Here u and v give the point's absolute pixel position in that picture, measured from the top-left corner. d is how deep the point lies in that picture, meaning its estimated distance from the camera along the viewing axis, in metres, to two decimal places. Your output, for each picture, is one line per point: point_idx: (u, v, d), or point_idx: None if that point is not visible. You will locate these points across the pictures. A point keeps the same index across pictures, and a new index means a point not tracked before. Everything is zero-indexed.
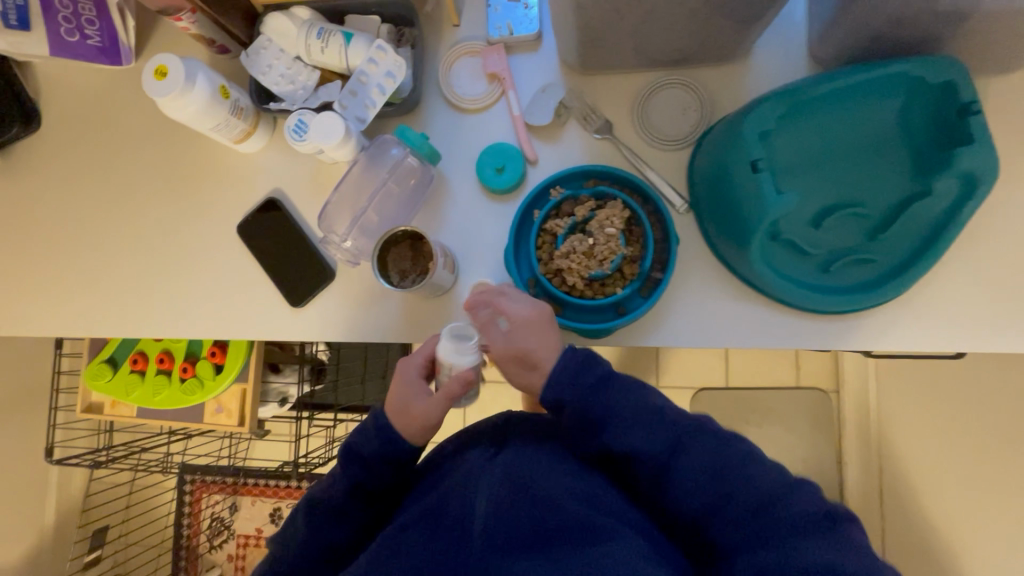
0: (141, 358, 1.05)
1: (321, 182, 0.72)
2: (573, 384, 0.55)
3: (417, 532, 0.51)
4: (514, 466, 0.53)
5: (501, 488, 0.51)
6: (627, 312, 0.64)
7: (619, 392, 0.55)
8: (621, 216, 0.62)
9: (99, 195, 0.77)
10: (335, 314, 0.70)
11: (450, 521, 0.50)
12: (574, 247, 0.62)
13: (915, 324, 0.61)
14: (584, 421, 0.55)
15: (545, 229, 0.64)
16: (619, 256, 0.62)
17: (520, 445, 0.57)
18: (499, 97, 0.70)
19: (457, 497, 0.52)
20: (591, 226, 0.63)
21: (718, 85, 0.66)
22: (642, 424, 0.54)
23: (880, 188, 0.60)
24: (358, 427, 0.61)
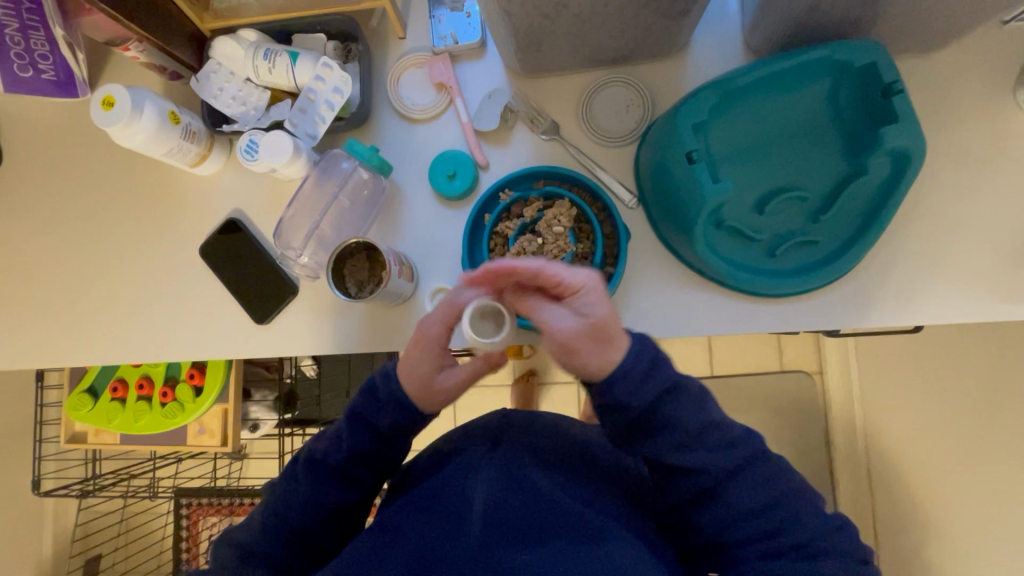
0: (121, 385, 1.05)
1: (279, 200, 0.73)
2: (636, 390, 0.50)
3: (413, 518, 0.52)
4: (512, 459, 0.55)
5: (500, 482, 0.53)
6: None
7: (690, 407, 0.51)
8: (568, 214, 0.64)
9: (64, 227, 0.78)
10: (301, 328, 0.71)
11: (448, 507, 0.52)
12: (524, 248, 0.64)
13: (865, 301, 0.62)
14: (644, 427, 0.51)
15: (497, 232, 0.66)
16: (569, 253, 0.63)
17: (518, 440, 0.59)
18: (448, 106, 0.71)
19: (455, 486, 0.53)
20: (539, 226, 0.65)
21: (658, 80, 0.68)
22: (707, 450, 0.52)
23: (818, 171, 0.61)
24: (367, 392, 0.59)
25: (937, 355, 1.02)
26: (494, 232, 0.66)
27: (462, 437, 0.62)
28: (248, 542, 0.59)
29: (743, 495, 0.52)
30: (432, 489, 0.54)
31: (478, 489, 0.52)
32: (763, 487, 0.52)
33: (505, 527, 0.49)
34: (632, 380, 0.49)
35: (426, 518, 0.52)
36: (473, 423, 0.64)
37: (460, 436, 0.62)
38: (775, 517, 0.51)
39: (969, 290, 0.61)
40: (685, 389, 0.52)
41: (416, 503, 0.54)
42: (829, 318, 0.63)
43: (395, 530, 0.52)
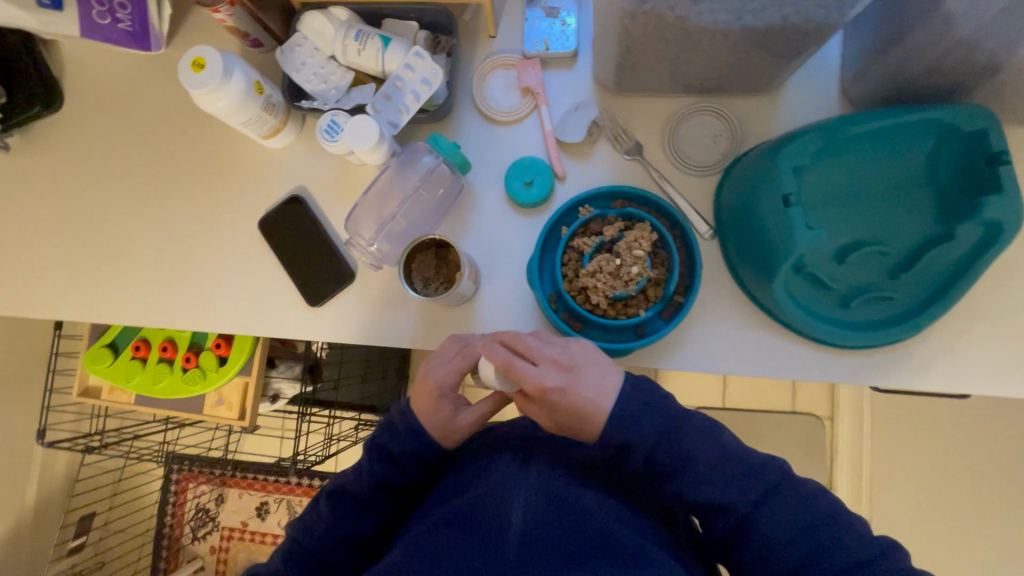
0: (143, 345, 1.03)
1: (346, 184, 0.72)
2: (634, 425, 0.52)
3: (446, 535, 0.49)
4: (549, 474, 0.52)
5: (538, 497, 0.49)
6: (647, 334, 0.64)
7: (696, 435, 0.52)
8: (649, 239, 0.63)
9: (120, 180, 0.76)
10: (351, 317, 0.70)
11: (485, 527, 0.48)
12: (600, 266, 0.63)
13: (928, 364, 0.62)
14: (656, 465, 0.53)
15: (571, 246, 0.65)
16: (644, 279, 0.63)
17: (550, 449, 0.56)
18: (532, 112, 0.70)
19: (492, 504, 0.49)
20: (618, 247, 0.64)
21: (749, 115, 0.67)
22: (727, 482, 0.51)
23: (903, 228, 0.61)
24: (386, 423, 0.62)
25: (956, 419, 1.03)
26: (569, 245, 0.65)
27: (491, 440, 0.61)
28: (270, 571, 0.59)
29: (776, 526, 0.49)
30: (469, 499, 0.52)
31: (519, 506, 0.49)
32: (809, 519, 0.49)
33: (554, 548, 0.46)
34: (635, 406, 0.52)
35: (465, 536, 0.48)
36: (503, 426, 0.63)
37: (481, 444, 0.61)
38: (816, 546, 0.48)
39: None
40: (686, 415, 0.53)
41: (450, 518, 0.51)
42: (887, 371, 0.63)
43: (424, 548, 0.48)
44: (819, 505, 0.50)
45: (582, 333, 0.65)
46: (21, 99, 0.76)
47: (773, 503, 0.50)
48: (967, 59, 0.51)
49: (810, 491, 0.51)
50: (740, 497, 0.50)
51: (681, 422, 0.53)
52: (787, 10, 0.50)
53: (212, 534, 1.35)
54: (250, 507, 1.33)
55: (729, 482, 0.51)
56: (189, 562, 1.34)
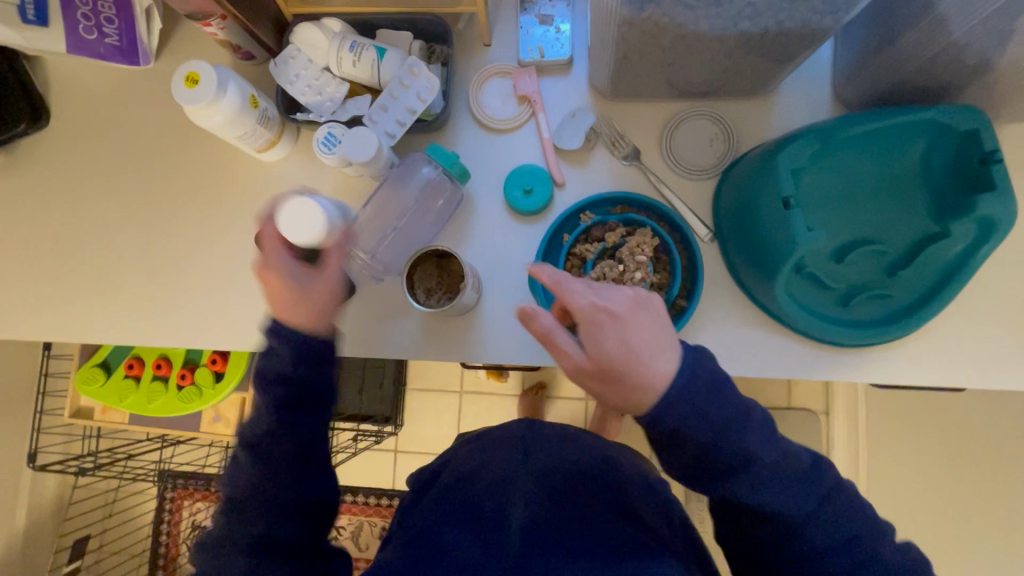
0: (136, 363, 1.01)
1: (344, 197, 0.71)
2: (696, 420, 0.46)
3: (456, 532, 0.55)
4: (546, 475, 0.60)
5: (536, 496, 0.57)
6: None
7: (756, 435, 0.48)
8: (651, 244, 0.63)
9: (113, 196, 0.74)
10: (353, 330, 0.69)
11: (486, 517, 0.56)
12: (604, 273, 0.63)
13: (928, 359, 0.63)
14: (715, 468, 0.49)
15: (574, 253, 0.65)
16: (648, 283, 0.63)
17: (546, 453, 0.63)
18: (528, 119, 0.70)
19: (492, 498, 0.57)
20: (621, 253, 0.64)
21: (744, 118, 0.68)
22: (783, 488, 0.49)
23: (899, 226, 0.62)
24: (267, 351, 0.56)
25: (948, 407, 1.05)
26: (572, 252, 0.66)
27: (483, 445, 0.66)
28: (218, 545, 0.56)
29: (824, 532, 0.49)
30: (469, 496, 0.58)
31: (518, 507, 0.56)
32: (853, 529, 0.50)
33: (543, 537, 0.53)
34: (691, 399, 0.46)
35: (469, 529, 0.54)
36: (500, 428, 0.69)
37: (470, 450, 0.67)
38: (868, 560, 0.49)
39: None
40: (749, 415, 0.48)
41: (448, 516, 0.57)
42: (889, 367, 0.64)
43: (438, 543, 0.54)
44: (863, 514, 0.51)
45: None
46: (7, 117, 0.74)
47: (823, 518, 0.50)
48: (957, 61, 0.53)
49: (844, 500, 0.51)
50: (795, 503, 0.49)
51: (746, 424, 0.48)
52: (781, 16, 0.51)
53: None
54: None
55: (788, 487, 0.49)
56: None
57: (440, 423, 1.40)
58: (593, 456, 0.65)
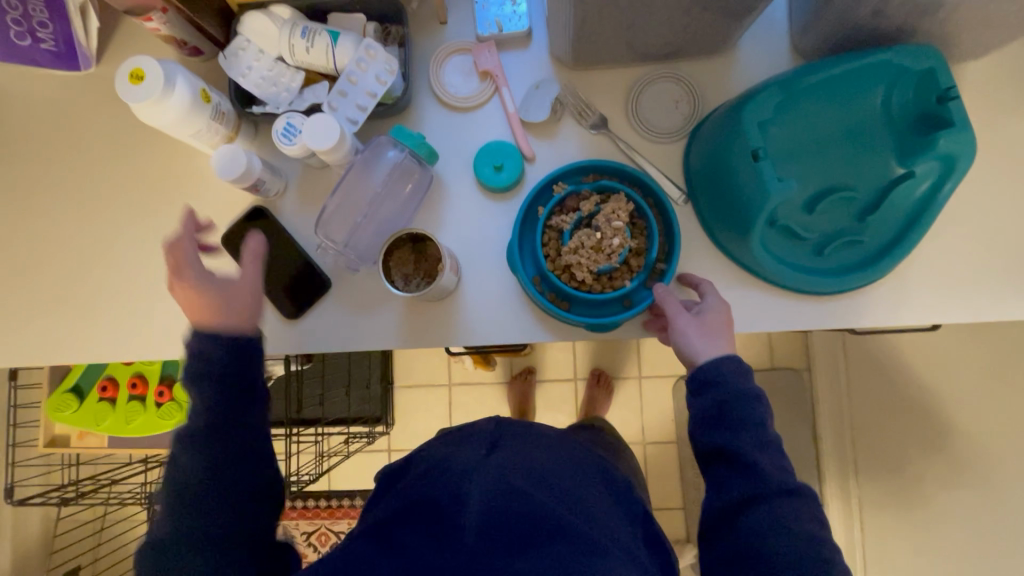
0: (110, 384, 0.98)
1: (311, 189, 0.69)
2: (733, 385, 0.57)
3: (412, 534, 0.52)
4: (508, 466, 0.58)
5: (495, 486, 0.54)
6: (634, 304, 0.65)
7: (762, 411, 0.56)
8: (627, 210, 0.63)
9: (66, 209, 0.71)
10: (331, 325, 0.67)
11: (441, 513, 0.53)
12: (582, 242, 0.63)
13: (902, 301, 0.65)
14: (721, 411, 0.56)
15: (550, 225, 0.65)
16: (625, 249, 0.63)
17: (510, 448, 0.61)
18: (492, 95, 0.69)
19: (450, 489, 0.55)
20: (597, 220, 0.64)
21: (707, 78, 0.68)
22: (769, 459, 0.54)
23: (867, 172, 0.62)
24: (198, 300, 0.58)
25: None
26: (548, 225, 0.65)
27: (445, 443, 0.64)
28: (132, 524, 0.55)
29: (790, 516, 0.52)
30: (422, 496, 0.55)
31: (473, 492, 0.54)
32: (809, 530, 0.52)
33: (505, 528, 0.51)
34: (730, 368, 0.57)
35: (426, 529, 0.52)
36: (468, 429, 0.68)
37: (434, 446, 0.64)
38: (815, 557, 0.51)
39: (1000, 290, 0.64)
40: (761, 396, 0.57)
41: (408, 511, 0.55)
42: (865, 312, 0.65)
43: (397, 546, 0.52)
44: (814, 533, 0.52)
45: (571, 311, 0.65)
46: None
47: (795, 503, 0.53)
48: (908, 1, 0.53)
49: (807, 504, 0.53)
50: (771, 479, 0.53)
51: (756, 404, 0.56)
52: None
53: None
54: None
55: (771, 459, 0.55)
56: None
57: (432, 417, 1.39)
58: (558, 456, 0.64)
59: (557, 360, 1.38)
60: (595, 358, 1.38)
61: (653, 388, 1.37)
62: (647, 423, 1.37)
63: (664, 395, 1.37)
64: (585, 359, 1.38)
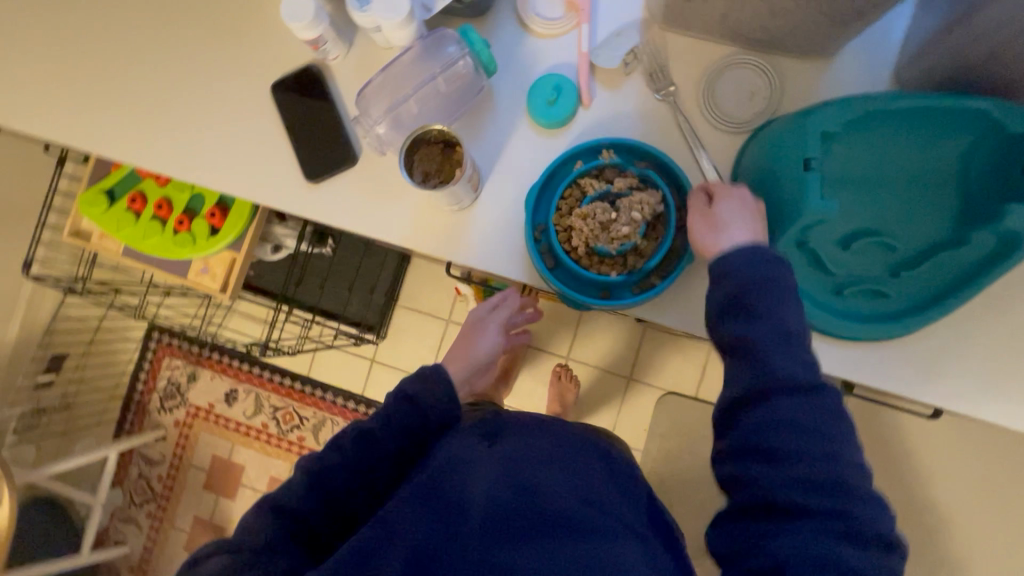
0: (139, 198, 1.02)
1: (366, 64, 0.69)
2: (780, 348, 0.51)
3: (417, 513, 0.54)
4: (512, 459, 0.59)
5: (499, 479, 0.56)
6: (609, 298, 0.64)
7: (791, 401, 0.50)
8: (652, 207, 0.62)
9: (141, 10, 0.72)
10: (346, 201, 0.68)
11: (448, 501, 0.55)
12: (594, 213, 0.63)
13: (905, 367, 0.61)
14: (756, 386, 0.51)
15: (577, 183, 0.64)
16: (629, 243, 0.63)
17: (515, 440, 0.63)
18: (571, 29, 0.67)
19: (457, 481, 0.57)
20: (620, 202, 0.63)
21: (793, 79, 0.64)
22: (800, 451, 0.49)
23: (916, 225, 0.59)
24: (419, 377, 0.63)
25: None
26: (575, 181, 0.65)
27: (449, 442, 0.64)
28: (234, 546, 0.56)
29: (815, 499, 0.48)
30: (430, 484, 0.57)
31: (478, 488, 0.55)
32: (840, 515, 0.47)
33: (503, 524, 0.52)
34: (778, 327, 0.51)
35: (430, 513, 0.54)
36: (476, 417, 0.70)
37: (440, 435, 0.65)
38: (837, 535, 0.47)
39: (1009, 391, 0.60)
40: (803, 387, 0.50)
41: (413, 497, 0.56)
42: (863, 367, 0.62)
43: (398, 528, 0.53)
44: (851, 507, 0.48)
45: (552, 272, 0.65)
46: None
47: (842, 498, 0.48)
48: None
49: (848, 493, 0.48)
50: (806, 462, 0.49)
51: (785, 393, 0.50)
52: None
53: (178, 408, 1.47)
54: (218, 391, 1.46)
55: (805, 452, 0.49)
56: (151, 429, 1.48)
57: (421, 343, 1.42)
58: (562, 444, 0.64)
59: (555, 333, 1.39)
60: (592, 343, 1.38)
61: (638, 391, 1.36)
62: (621, 420, 1.37)
63: (647, 400, 1.36)
64: (582, 341, 1.38)
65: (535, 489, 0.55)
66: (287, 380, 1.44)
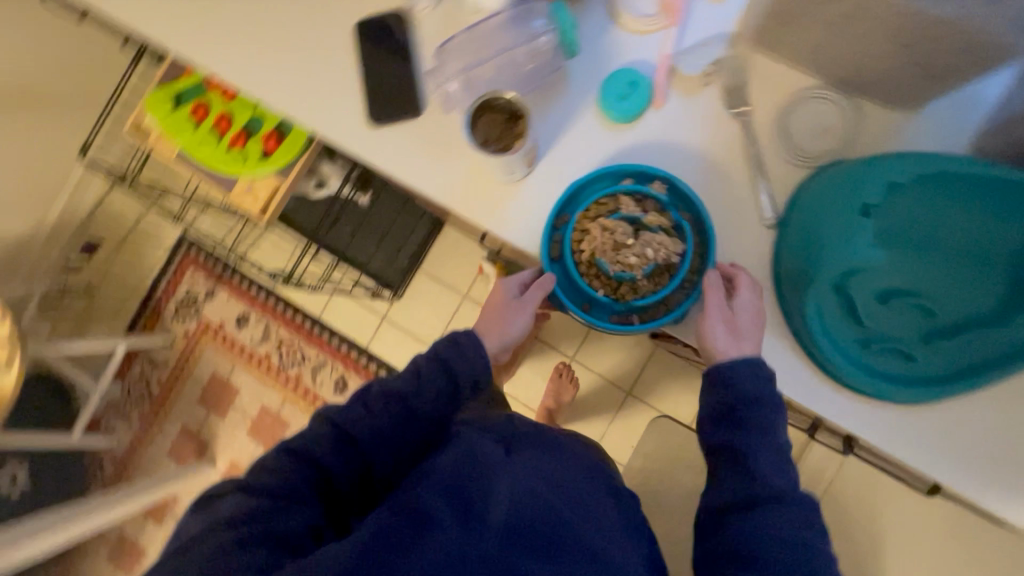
0: (203, 108, 1.05)
1: (451, 21, 0.70)
2: (765, 466, 0.57)
3: (438, 516, 0.51)
4: (531, 469, 0.57)
5: (520, 488, 0.54)
6: (585, 311, 0.66)
7: (767, 513, 0.55)
8: (666, 253, 0.64)
9: None
10: (401, 151, 0.69)
11: (468, 503, 0.52)
12: (615, 231, 0.65)
13: (917, 435, 0.60)
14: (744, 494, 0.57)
15: (617, 198, 0.65)
16: (629, 273, 0.65)
17: (530, 446, 0.61)
18: (660, 29, 0.66)
19: (479, 483, 0.54)
20: (643, 234, 0.65)
21: (869, 125, 0.63)
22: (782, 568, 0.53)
23: (955, 297, 0.60)
24: (456, 344, 0.65)
25: None
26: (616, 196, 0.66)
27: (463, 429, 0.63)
28: (252, 486, 0.58)
29: None
30: (448, 482, 0.53)
31: (500, 493, 0.53)
32: None
33: (526, 533, 0.51)
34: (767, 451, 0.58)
35: (450, 515, 0.51)
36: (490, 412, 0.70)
37: (453, 427, 0.64)
38: None
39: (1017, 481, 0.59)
40: (781, 503, 0.56)
41: (432, 497, 0.52)
42: (874, 425, 0.61)
43: (418, 526, 0.50)
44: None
45: (553, 262, 0.66)
46: None
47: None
48: None
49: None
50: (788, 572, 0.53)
51: (766, 506, 0.56)
52: None
53: (189, 320, 1.51)
54: (232, 313, 1.49)
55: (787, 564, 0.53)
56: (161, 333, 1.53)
57: (434, 311, 1.43)
58: (576, 461, 0.63)
59: (564, 332, 1.39)
60: (598, 351, 1.38)
61: (632, 408, 1.36)
62: (611, 432, 1.37)
63: (641, 418, 1.36)
64: (589, 347, 1.38)
65: (550, 502, 0.54)
66: (299, 317, 1.47)
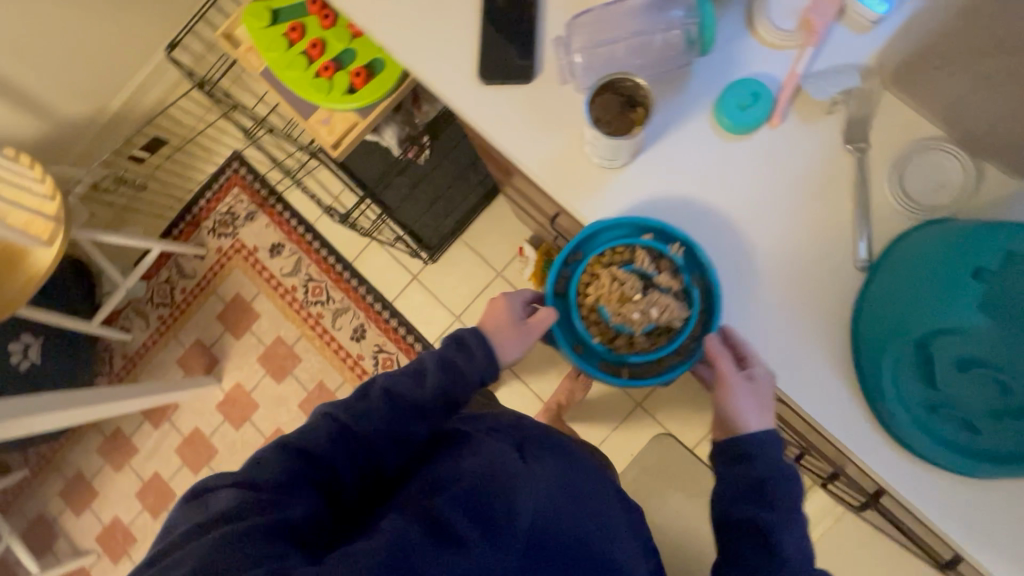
0: (299, 30, 1.05)
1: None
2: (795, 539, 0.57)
3: (461, 519, 0.48)
4: (548, 477, 0.57)
5: (542, 497, 0.53)
6: (576, 353, 0.71)
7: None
8: (666, 316, 0.67)
9: None
10: (504, 114, 0.69)
11: (493, 510, 0.50)
12: (622, 283, 0.69)
13: (962, 506, 0.59)
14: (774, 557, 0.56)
15: (637, 250, 0.67)
16: (629, 327, 0.69)
17: (543, 452, 0.61)
18: (794, 47, 0.65)
19: (502, 490, 0.51)
20: (650, 294, 0.68)
21: (986, 188, 0.62)
22: None
23: None
24: (461, 342, 0.65)
25: None
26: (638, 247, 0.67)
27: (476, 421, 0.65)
28: (243, 479, 0.51)
29: None
30: (469, 488, 0.51)
31: (524, 502, 0.51)
32: None
33: (543, 549, 0.50)
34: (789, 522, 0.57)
35: (474, 522, 0.48)
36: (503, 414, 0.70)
37: (468, 425, 0.62)
38: None
39: None
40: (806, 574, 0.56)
41: (452, 501, 0.50)
42: (920, 486, 0.60)
43: (440, 526, 0.48)
44: None
45: (557, 295, 0.73)
46: None
47: None
48: None
49: None
50: None
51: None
52: None
53: (225, 238, 1.53)
54: (268, 241, 1.51)
55: None
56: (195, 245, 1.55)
57: (467, 282, 1.43)
58: (584, 468, 0.64)
59: None
60: None
61: (639, 421, 1.36)
62: (612, 438, 1.37)
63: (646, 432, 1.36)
64: None
65: (566, 517, 0.54)
66: (331, 258, 1.48)
